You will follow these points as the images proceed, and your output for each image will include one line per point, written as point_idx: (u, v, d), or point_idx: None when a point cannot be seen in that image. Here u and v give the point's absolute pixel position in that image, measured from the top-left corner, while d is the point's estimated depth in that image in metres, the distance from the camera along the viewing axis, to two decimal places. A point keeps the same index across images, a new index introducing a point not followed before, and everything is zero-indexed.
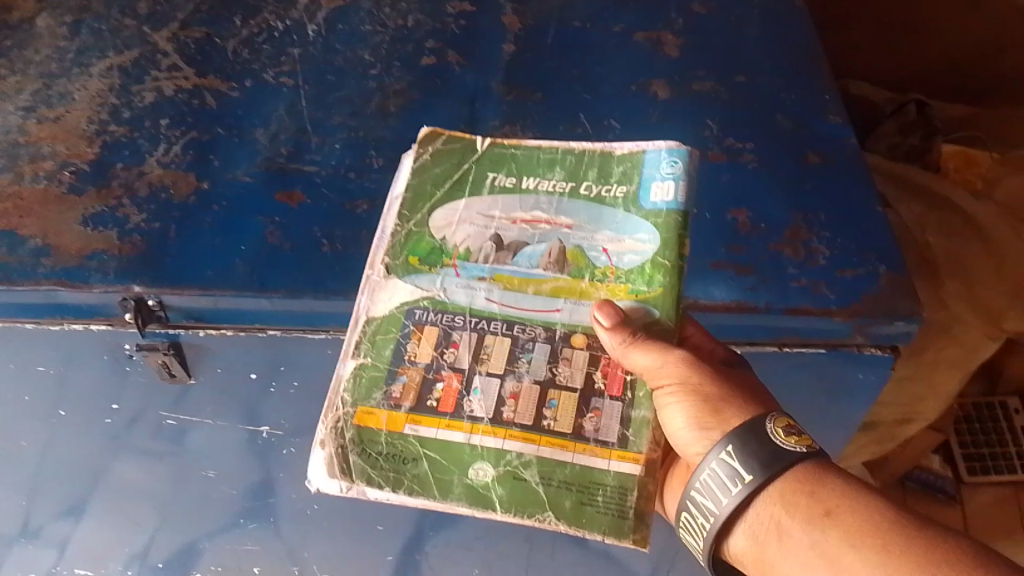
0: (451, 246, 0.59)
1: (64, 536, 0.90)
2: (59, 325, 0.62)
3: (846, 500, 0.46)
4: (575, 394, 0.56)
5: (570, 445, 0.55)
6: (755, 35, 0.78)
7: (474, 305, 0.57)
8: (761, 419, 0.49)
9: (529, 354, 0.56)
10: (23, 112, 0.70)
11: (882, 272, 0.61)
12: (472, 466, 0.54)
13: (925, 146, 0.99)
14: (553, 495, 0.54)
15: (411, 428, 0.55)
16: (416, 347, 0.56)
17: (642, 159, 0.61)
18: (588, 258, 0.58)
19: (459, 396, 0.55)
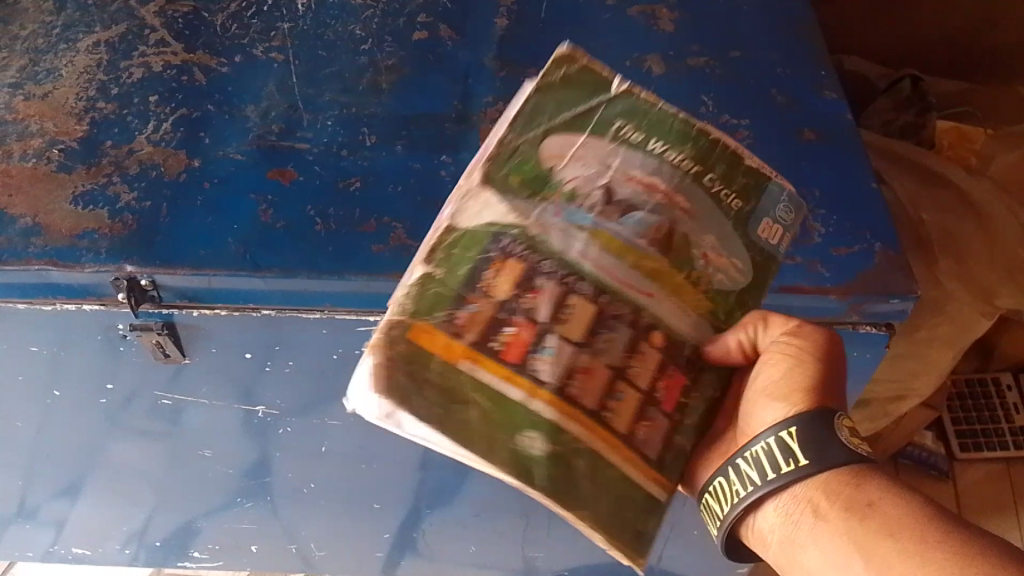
0: (558, 180, 0.53)
1: (61, 515, 0.91)
2: (50, 305, 0.62)
3: (890, 494, 0.47)
4: (640, 397, 0.51)
5: (620, 448, 0.50)
6: (750, 9, 0.78)
7: (566, 254, 0.51)
8: (831, 413, 0.49)
9: (608, 331, 0.51)
10: (10, 89, 0.69)
11: (877, 249, 0.61)
12: (523, 432, 0.48)
13: (920, 123, 0.98)
14: (591, 494, 0.50)
15: (468, 365, 0.48)
16: (494, 276, 0.50)
17: (766, 186, 0.55)
18: (688, 254, 0.53)
19: (527, 348, 0.49)
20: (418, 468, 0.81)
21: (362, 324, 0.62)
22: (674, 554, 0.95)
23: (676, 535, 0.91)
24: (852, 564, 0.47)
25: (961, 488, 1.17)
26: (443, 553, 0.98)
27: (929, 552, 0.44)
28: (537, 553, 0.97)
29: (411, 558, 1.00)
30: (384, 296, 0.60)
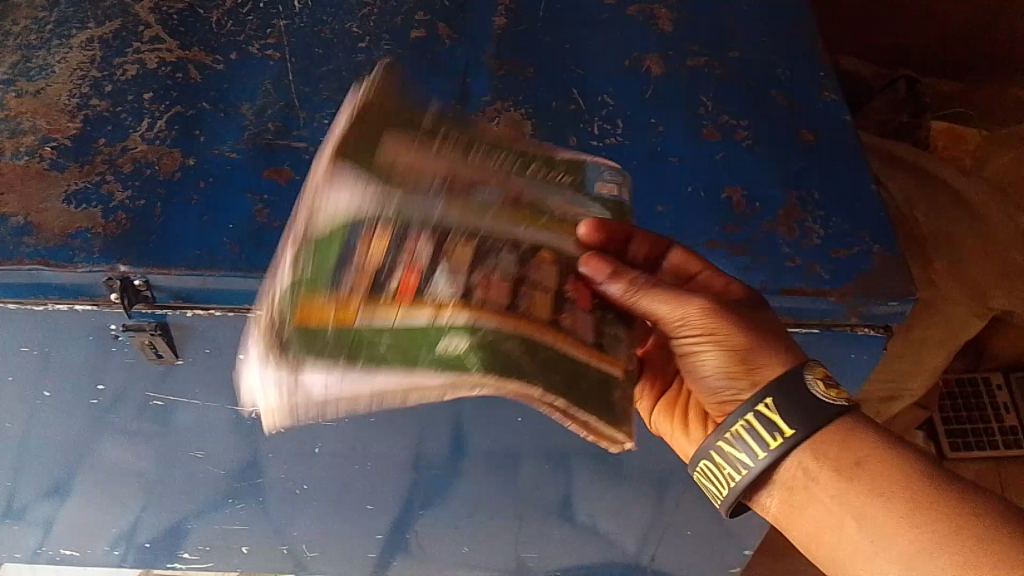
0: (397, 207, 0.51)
1: (49, 515, 0.89)
2: (43, 305, 0.61)
3: (874, 450, 0.50)
4: (551, 293, 0.51)
5: (551, 334, 0.50)
6: (749, 8, 0.78)
7: (431, 220, 0.51)
8: (799, 370, 0.52)
9: (495, 256, 0.51)
10: (2, 85, 0.68)
11: (876, 252, 0.60)
12: (441, 340, 0.48)
13: (915, 123, 1.02)
14: (545, 361, 0.49)
15: (381, 313, 0.48)
16: (369, 250, 0.49)
17: (584, 167, 0.58)
18: (543, 206, 0.54)
19: (419, 286, 0.49)
20: (412, 469, 0.81)
21: None
22: (668, 555, 0.95)
23: (670, 536, 0.91)
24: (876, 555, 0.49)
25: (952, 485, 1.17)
26: (436, 555, 0.98)
27: (917, 522, 0.47)
28: (530, 553, 0.97)
29: (404, 559, 0.99)
30: None
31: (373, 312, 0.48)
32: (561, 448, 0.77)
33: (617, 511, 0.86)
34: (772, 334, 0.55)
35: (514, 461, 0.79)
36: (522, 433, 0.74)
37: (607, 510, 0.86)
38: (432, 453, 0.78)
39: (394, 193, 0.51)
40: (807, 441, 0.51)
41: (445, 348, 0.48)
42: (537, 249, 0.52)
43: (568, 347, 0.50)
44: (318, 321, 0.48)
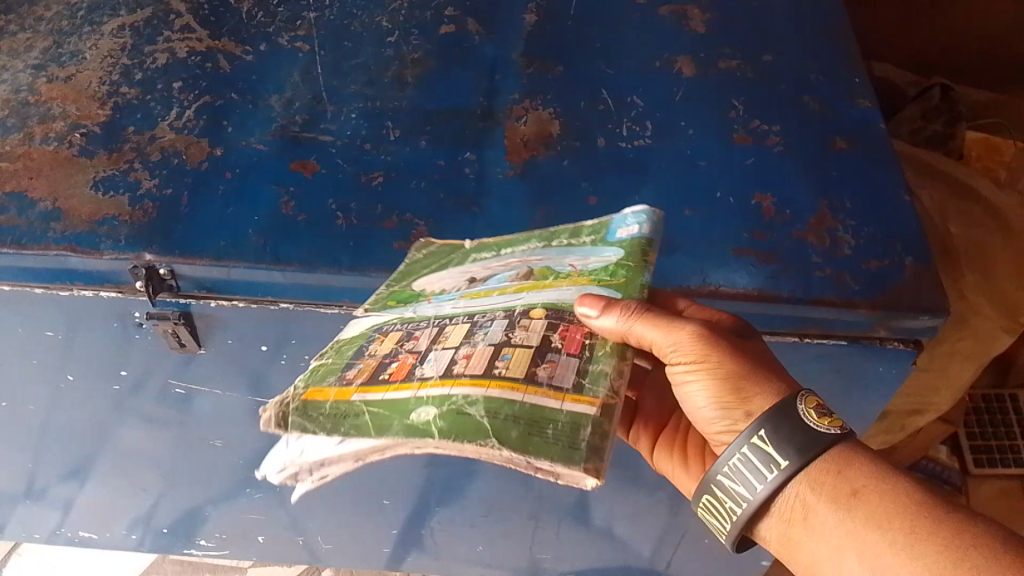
0: (428, 288, 0.55)
1: (69, 497, 0.90)
2: (68, 290, 0.61)
3: (874, 480, 0.44)
4: (531, 349, 0.47)
5: (521, 387, 0.45)
6: (783, 12, 0.77)
7: (439, 312, 0.53)
8: (792, 401, 0.46)
9: (487, 327, 0.50)
10: (34, 71, 0.69)
11: (908, 264, 0.59)
12: (414, 411, 0.45)
13: (948, 132, 1.00)
14: (498, 427, 0.42)
15: (358, 395, 0.47)
16: (378, 346, 0.52)
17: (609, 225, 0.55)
18: (554, 269, 0.53)
19: (412, 367, 0.49)
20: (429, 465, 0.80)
21: None
22: (683, 561, 0.94)
23: (686, 542, 0.90)
24: None
25: (975, 501, 1.16)
26: (450, 551, 0.98)
27: (918, 554, 0.41)
28: (544, 554, 0.96)
29: (417, 554, 0.99)
30: None
31: (365, 392, 0.47)
32: None
33: (633, 516, 0.86)
34: (767, 362, 0.49)
35: None
36: None
37: (623, 513, 0.86)
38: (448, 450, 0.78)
39: (417, 304, 0.54)
40: (801, 470, 0.45)
41: (412, 415, 0.44)
42: (535, 308, 0.50)
43: (542, 399, 0.44)
44: (317, 399, 0.48)
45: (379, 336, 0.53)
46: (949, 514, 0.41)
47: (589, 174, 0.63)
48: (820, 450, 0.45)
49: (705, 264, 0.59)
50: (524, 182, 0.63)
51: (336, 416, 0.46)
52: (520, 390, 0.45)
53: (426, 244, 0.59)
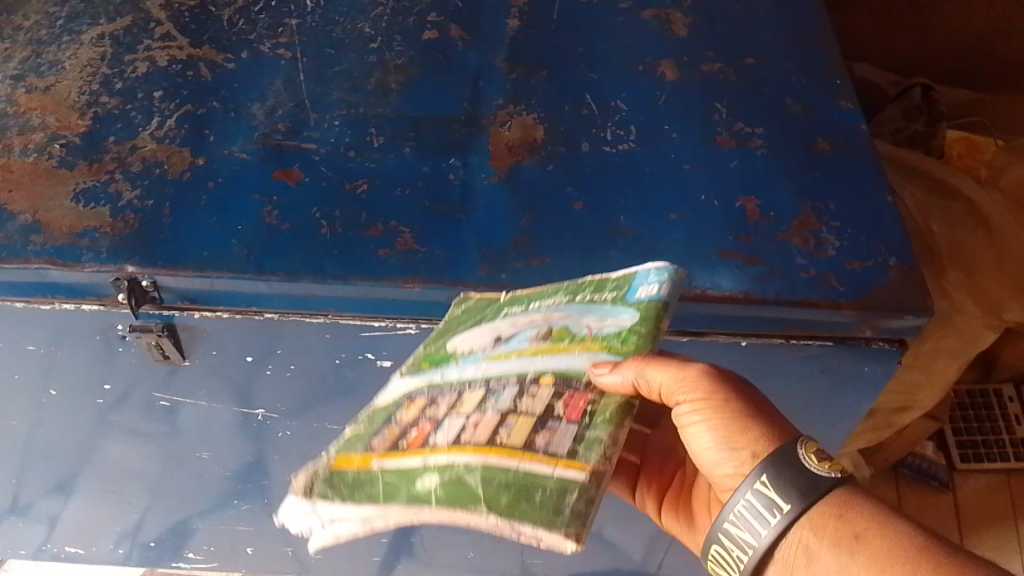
0: (454, 348, 0.55)
1: (54, 511, 0.89)
2: (50, 303, 0.60)
3: (876, 524, 0.44)
4: (534, 417, 0.49)
5: (517, 454, 0.47)
6: (765, 15, 0.77)
7: (458, 376, 0.54)
8: (792, 446, 0.46)
9: (498, 393, 0.51)
10: (12, 81, 0.68)
11: (892, 264, 0.59)
12: (421, 478, 0.48)
13: (930, 132, 1.01)
14: (490, 493, 0.45)
15: (378, 463, 0.51)
16: (405, 412, 0.54)
17: (632, 280, 0.52)
18: (571, 331, 0.52)
19: (429, 435, 0.51)
20: None
21: (367, 329, 0.61)
22: (673, 563, 0.95)
23: (676, 545, 0.90)
24: None
25: (963, 497, 1.16)
26: (441, 559, 0.97)
27: None
28: (535, 559, 0.96)
29: (407, 562, 0.99)
30: (389, 300, 0.59)
31: (383, 459, 0.51)
32: None
33: (623, 519, 0.85)
34: (775, 418, 0.49)
35: None
36: None
37: (614, 517, 0.85)
38: None
39: (449, 369, 0.55)
40: (801, 514, 0.45)
41: (417, 485, 0.47)
42: (546, 375, 0.51)
43: (533, 463, 0.46)
44: (341, 466, 0.51)
45: (411, 401, 0.54)
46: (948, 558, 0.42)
47: (574, 179, 0.63)
48: (822, 492, 0.45)
49: (691, 267, 0.59)
50: (508, 188, 0.62)
51: (349, 484, 0.50)
52: (512, 458, 0.47)
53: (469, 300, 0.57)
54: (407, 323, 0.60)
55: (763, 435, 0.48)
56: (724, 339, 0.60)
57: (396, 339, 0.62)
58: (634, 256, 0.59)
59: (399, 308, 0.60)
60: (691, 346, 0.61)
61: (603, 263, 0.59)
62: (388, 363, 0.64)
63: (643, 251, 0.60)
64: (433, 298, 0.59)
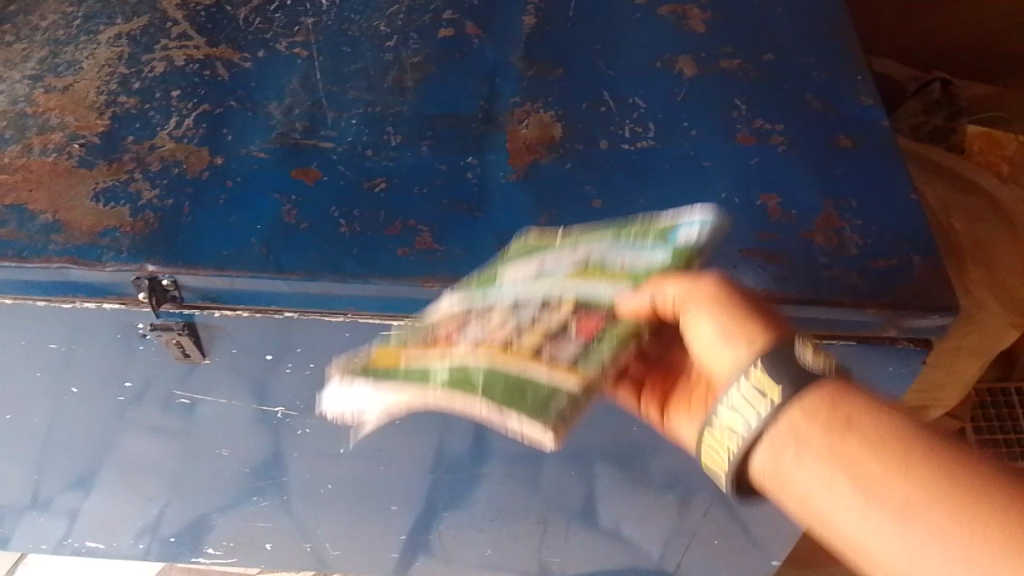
0: (498, 281, 0.55)
1: (73, 507, 0.90)
2: (71, 303, 0.61)
3: (871, 409, 0.40)
4: (547, 334, 0.50)
5: (524, 362, 0.49)
6: (783, 10, 0.76)
7: (494, 284, 0.55)
8: (788, 341, 0.43)
9: (517, 314, 0.52)
10: (31, 81, 0.68)
11: (916, 262, 0.59)
12: (436, 370, 0.51)
13: (949, 127, 1.01)
14: (487, 384, 0.49)
15: (403, 355, 0.54)
16: (439, 317, 0.56)
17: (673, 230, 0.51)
18: (603, 266, 0.52)
19: (450, 325, 0.54)
20: (434, 470, 0.80)
21: (386, 328, 0.61)
22: (692, 562, 0.94)
23: (695, 543, 0.90)
24: (881, 531, 0.37)
25: None
26: (458, 556, 0.98)
27: (918, 480, 0.37)
28: (553, 557, 0.96)
29: (425, 559, 0.99)
30: (408, 299, 0.59)
31: (411, 357, 0.53)
32: (587, 453, 0.75)
33: (641, 517, 0.85)
34: (780, 321, 0.46)
35: (535, 464, 0.78)
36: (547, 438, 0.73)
37: (631, 516, 0.85)
38: (453, 455, 0.77)
39: (500, 283, 0.54)
40: (794, 394, 0.41)
41: (431, 376, 0.50)
42: (570, 300, 0.52)
43: (539, 369, 0.49)
44: (377, 361, 0.54)
45: (457, 298, 0.55)
46: (956, 448, 0.38)
47: (593, 176, 0.63)
48: (814, 380, 0.41)
49: (712, 265, 0.58)
50: (527, 187, 0.62)
51: (377, 373, 0.53)
52: (529, 365, 0.49)
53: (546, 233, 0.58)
54: None
55: (772, 341, 0.43)
56: None
57: None
58: None
59: (418, 307, 0.60)
60: None
61: None
62: None
63: None
64: None
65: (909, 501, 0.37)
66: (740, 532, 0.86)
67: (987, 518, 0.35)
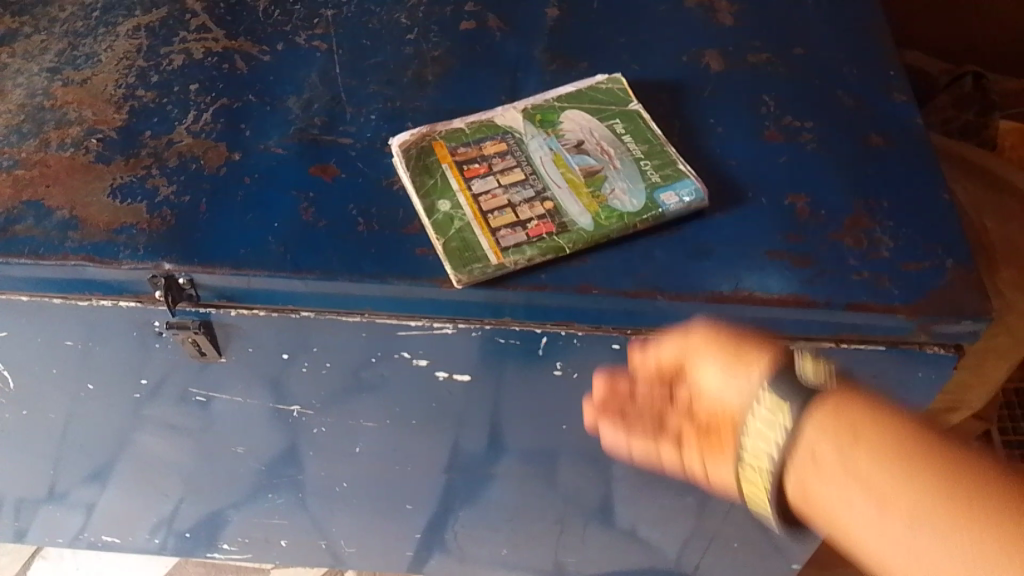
0: (555, 126, 0.63)
1: (91, 500, 0.90)
2: (87, 300, 0.60)
3: (877, 419, 0.41)
4: (523, 204, 0.58)
5: (486, 224, 0.57)
6: (813, 2, 0.74)
7: (528, 144, 0.61)
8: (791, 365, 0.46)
9: (533, 161, 0.60)
10: (49, 74, 0.67)
11: (949, 266, 0.57)
12: (440, 201, 0.58)
13: (982, 122, 1.00)
14: (445, 227, 0.57)
15: (445, 164, 0.60)
16: (488, 148, 0.61)
17: (684, 183, 0.59)
18: (601, 182, 0.59)
19: (473, 163, 0.60)
20: (450, 469, 0.79)
21: (404, 329, 0.60)
22: (710, 565, 0.93)
23: (714, 546, 0.88)
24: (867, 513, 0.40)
25: None
26: (474, 555, 0.97)
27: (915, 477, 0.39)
28: (569, 557, 0.95)
29: (440, 557, 0.98)
30: (426, 300, 0.58)
31: (454, 160, 0.60)
32: (607, 455, 0.74)
33: (659, 520, 0.84)
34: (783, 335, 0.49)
35: (553, 464, 0.77)
36: (565, 440, 0.72)
37: (649, 518, 0.84)
38: (471, 455, 0.76)
39: (534, 135, 0.62)
40: (806, 415, 0.44)
41: (432, 205, 0.58)
42: (553, 202, 0.58)
43: (485, 241, 0.56)
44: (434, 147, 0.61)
45: (496, 138, 0.62)
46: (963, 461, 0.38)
47: None
48: (818, 397, 0.44)
49: (738, 267, 0.57)
50: None
51: (416, 162, 0.61)
52: (480, 233, 0.57)
53: (611, 79, 0.66)
54: (444, 322, 0.59)
55: (774, 363, 0.47)
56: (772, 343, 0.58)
57: (433, 339, 0.61)
58: (678, 255, 0.57)
59: (435, 308, 0.58)
60: None
61: (646, 263, 0.57)
62: (425, 363, 0.63)
63: (688, 250, 0.58)
64: (472, 298, 0.57)
65: (906, 500, 0.38)
66: (761, 536, 0.84)
67: (985, 530, 0.36)
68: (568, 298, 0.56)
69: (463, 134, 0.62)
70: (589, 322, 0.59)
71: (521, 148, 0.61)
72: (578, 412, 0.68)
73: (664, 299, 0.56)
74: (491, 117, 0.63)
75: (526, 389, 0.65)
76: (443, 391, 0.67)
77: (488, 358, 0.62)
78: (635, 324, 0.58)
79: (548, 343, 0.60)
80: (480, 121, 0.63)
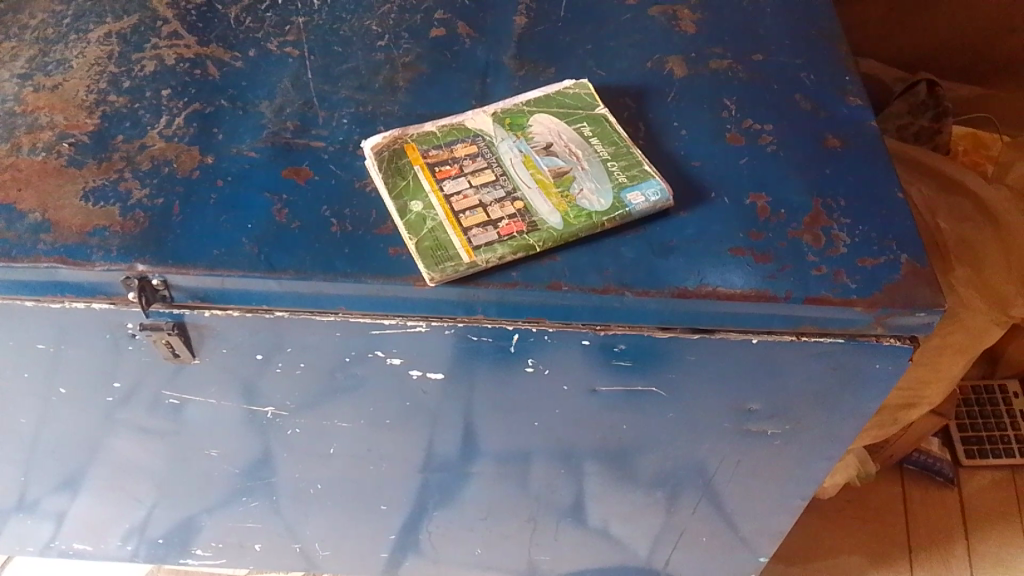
0: (526, 129, 0.64)
1: (61, 508, 0.89)
2: (60, 303, 0.60)
3: None
4: (493, 204, 0.59)
5: (458, 225, 0.58)
6: (772, 11, 0.77)
7: (500, 148, 0.63)
8: None
9: (503, 162, 0.62)
10: (20, 80, 0.67)
11: (903, 261, 0.60)
12: (415, 202, 0.60)
13: (935, 127, 1.04)
14: (418, 230, 0.58)
15: (416, 167, 0.62)
16: (459, 150, 0.62)
17: (649, 183, 0.61)
18: (571, 183, 0.61)
19: (447, 166, 0.61)
20: (424, 470, 0.80)
21: (377, 328, 0.61)
22: (681, 560, 0.94)
23: (683, 541, 0.90)
24: None
25: (969, 493, 1.16)
26: (448, 556, 0.97)
27: None
28: (542, 555, 0.96)
29: (415, 559, 0.99)
30: (399, 299, 0.59)
31: (426, 163, 0.62)
32: (578, 453, 0.75)
33: (631, 516, 0.85)
34: None
35: (525, 462, 0.78)
36: (536, 438, 0.73)
37: (620, 514, 0.85)
38: (445, 454, 0.77)
39: (504, 138, 0.64)
40: None
41: (406, 206, 0.60)
42: (523, 202, 0.60)
43: (457, 239, 0.58)
44: (406, 151, 0.63)
45: (466, 141, 0.63)
46: None
47: None
48: None
49: (702, 264, 0.59)
50: None
51: (389, 165, 0.62)
52: (453, 232, 0.58)
53: (577, 84, 0.68)
54: (418, 321, 0.60)
55: None
56: (735, 337, 0.60)
57: (407, 337, 0.62)
58: (644, 253, 0.59)
59: (409, 307, 0.59)
60: (700, 345, 0.61)
61: (614, 260, 0.59)
62: (398, 362, 0.64)
63: (653, 248, 0.60)
64: (444, 297, 0.58)
65: None
66: (729, 530, 0.86)
67: None
68: (538, 294, 0.58)
69: (434, 139, 0.63)
70: (559, 319, 0.60)
71: (491, 151, 0.62)
72: (549, 409, 0.69)
73: (631, 296, 0.58)
74: (461, 121, 0.65)
75: (500, 388, 0.67)
76: (416, 390, 0.68)
77: (461, 358, 0.63)
78: (603, 320, 0.60)
79: (519, 341, 0.61)
80: (450, 125, 0.64)
